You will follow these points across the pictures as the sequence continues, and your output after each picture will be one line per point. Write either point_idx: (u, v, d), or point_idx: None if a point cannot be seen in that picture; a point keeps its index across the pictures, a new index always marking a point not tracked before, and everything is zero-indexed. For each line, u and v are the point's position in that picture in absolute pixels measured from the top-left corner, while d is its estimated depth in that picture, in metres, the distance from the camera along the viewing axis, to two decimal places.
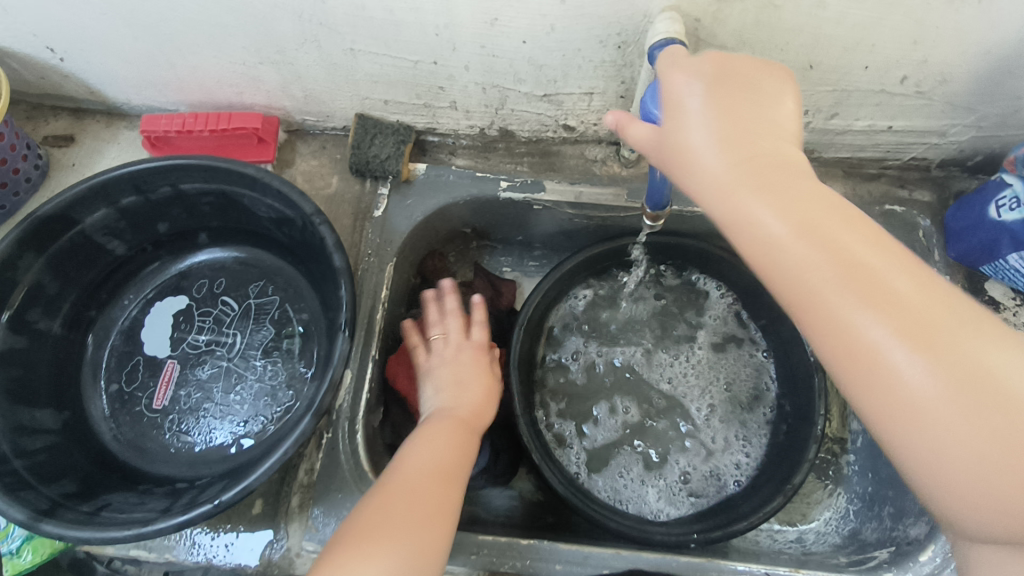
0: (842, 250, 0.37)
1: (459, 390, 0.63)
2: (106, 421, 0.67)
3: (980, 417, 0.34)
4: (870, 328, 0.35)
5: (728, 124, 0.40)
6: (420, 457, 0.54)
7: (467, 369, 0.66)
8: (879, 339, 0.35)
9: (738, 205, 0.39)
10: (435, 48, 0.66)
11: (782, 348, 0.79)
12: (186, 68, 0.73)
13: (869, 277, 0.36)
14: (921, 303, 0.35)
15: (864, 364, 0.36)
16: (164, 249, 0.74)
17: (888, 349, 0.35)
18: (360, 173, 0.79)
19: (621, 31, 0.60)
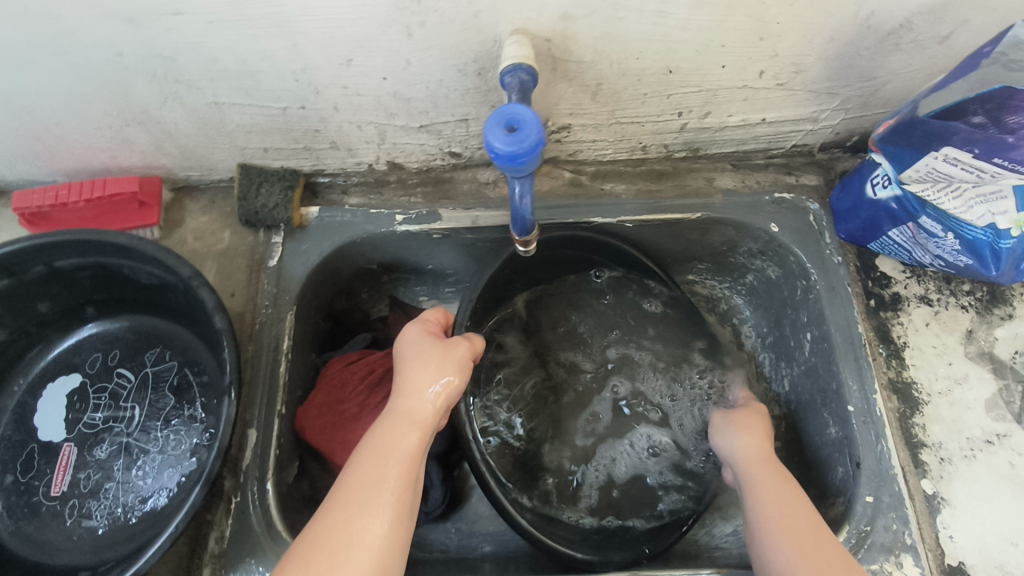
0: (775, 500, 0.59)
1: (412, 378, 0.59)
2: (1, 516, 0.64)
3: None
4: (762, 510, 0.58)
5: (749, 450, 0.66)
6: (380, 461, 0.54)
7: (429, 351, 0.61)
8: (764, 514, 0.58)
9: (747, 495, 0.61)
10: (298, 93, 0.65)
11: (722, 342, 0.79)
12: (50, 139, 0.70)
13: (789, 503, 0.57)
14: (793, 509, 0.57)
15: (769, 520, 0.57)
16: (50, 328, 0.71)
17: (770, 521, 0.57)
18: (250, 225, 0.77)
19: (477, 59, 0.60)
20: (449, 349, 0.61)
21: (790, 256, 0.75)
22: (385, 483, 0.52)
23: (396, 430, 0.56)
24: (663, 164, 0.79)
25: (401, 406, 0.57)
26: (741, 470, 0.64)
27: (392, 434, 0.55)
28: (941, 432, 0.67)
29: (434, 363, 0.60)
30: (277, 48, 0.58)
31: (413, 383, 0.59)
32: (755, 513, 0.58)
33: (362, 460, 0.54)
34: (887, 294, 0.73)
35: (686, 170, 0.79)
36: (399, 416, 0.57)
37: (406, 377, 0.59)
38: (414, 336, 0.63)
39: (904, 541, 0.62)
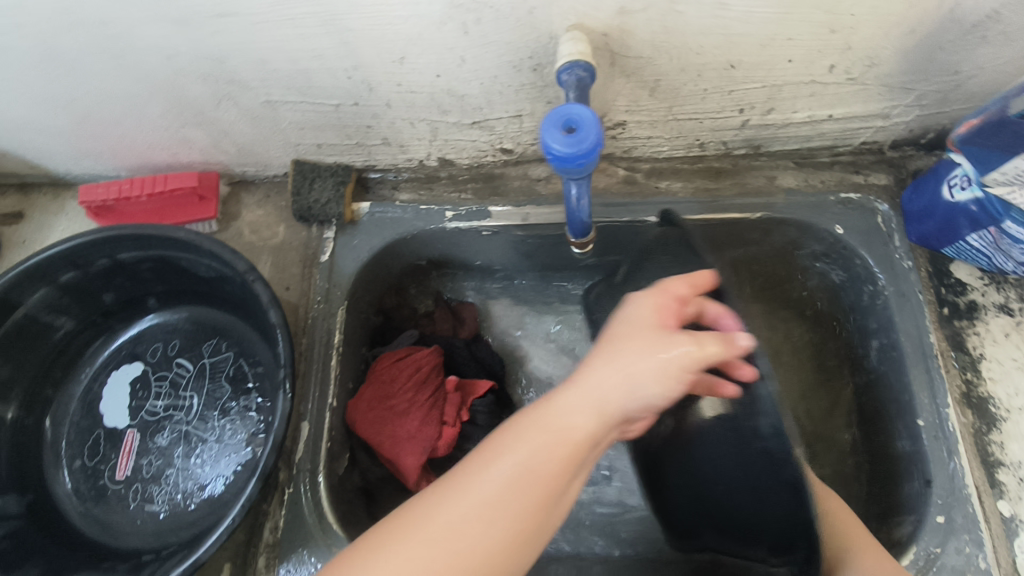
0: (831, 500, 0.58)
1: (602, 366, 0.43)
2: (70, 498, 0.67)
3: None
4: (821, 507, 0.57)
5: None
6: (517, 459, 0.41)
7: (645, 335, 0.44)
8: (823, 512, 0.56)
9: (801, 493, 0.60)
10: (351, 91, 0.65)
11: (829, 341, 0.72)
12: (114, 136, 0.72)
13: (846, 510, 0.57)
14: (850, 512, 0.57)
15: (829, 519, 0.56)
16: (114, 318, 0.74)
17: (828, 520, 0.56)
18: (304, 220, 0.78)
19: (533, 55, 0.59)
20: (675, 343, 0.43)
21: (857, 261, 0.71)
22: (505, 499, 0.39)
23: (547, 435, 0.41)
24: (722, 162, 0.76)
25: (567, 399, 0.42)
26: None
27: (537, 437, 0.41)
28: (1021, 451, 0.63)
29: (640, 357, 0.43)
30: (329, 48, 0.58)
31: (606, 373, 0.43)
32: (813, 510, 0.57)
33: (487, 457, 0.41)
34: (961, 303, 0.69)
35: (746, 168, 0.76)
36: (558, 411, 0.42)
37: (594, 366, 0.44)
38: (639, 309, 0.46)
39: (977, 565, 0.58)
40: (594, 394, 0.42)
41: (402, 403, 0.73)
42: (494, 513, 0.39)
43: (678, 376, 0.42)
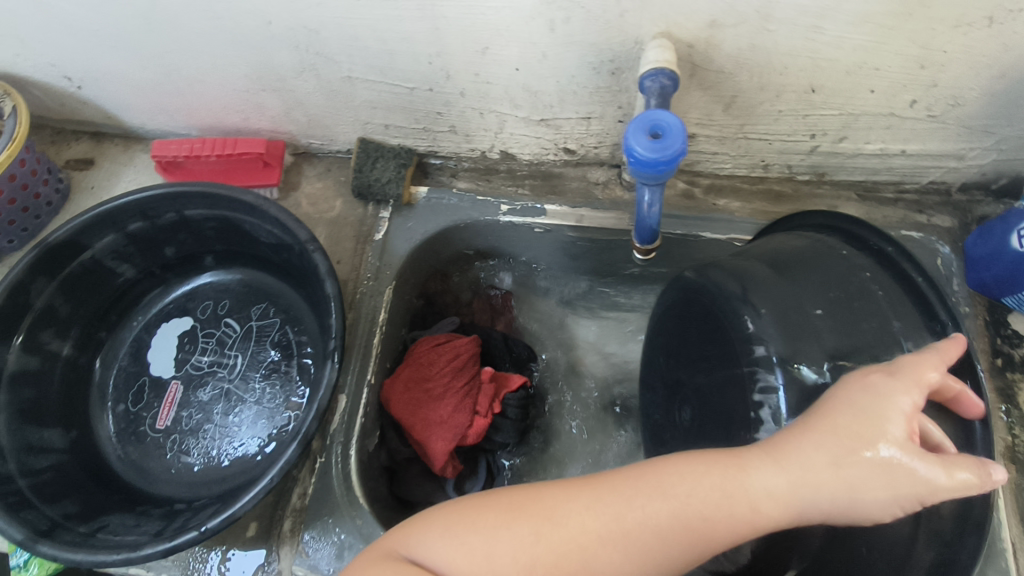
0: None
1: (866, 453, 0.38)
2: (111, 440, 0.69)
3: None
4: None
5: None
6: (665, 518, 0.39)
7: (899, 444, 0.38)
8: None
9: None
10: (429, 75, 0.66)
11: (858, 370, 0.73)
12: (193, 96, 0.74)
13: None
14: None
15: None
16: (171, 272, 0.76)
17: None
18: (362, 197, 0.79)
19: (613, 59, 0.59)
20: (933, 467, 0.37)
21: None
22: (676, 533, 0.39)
23: (740, 504, 0.39)
24: (783, 186, 0.76)
25: (759, 480, 0.39)
26: None
27: (735, 499, 0.39)
28: None
29: (872, 466, 0.38)
30: (418, 30, 0.59)
31: (845, 460, 0.38)
32: None
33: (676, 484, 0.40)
34: (1016, 355, 0.68)
35: (808, 194, 0.75)
36: (752, 489, 0.39)
37: (857, 438, 0.38)
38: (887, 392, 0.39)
39: None
40: (829, 485, 0.38)
41: (438, 387, 0.74)
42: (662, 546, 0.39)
43: (909, 500, 0.37)
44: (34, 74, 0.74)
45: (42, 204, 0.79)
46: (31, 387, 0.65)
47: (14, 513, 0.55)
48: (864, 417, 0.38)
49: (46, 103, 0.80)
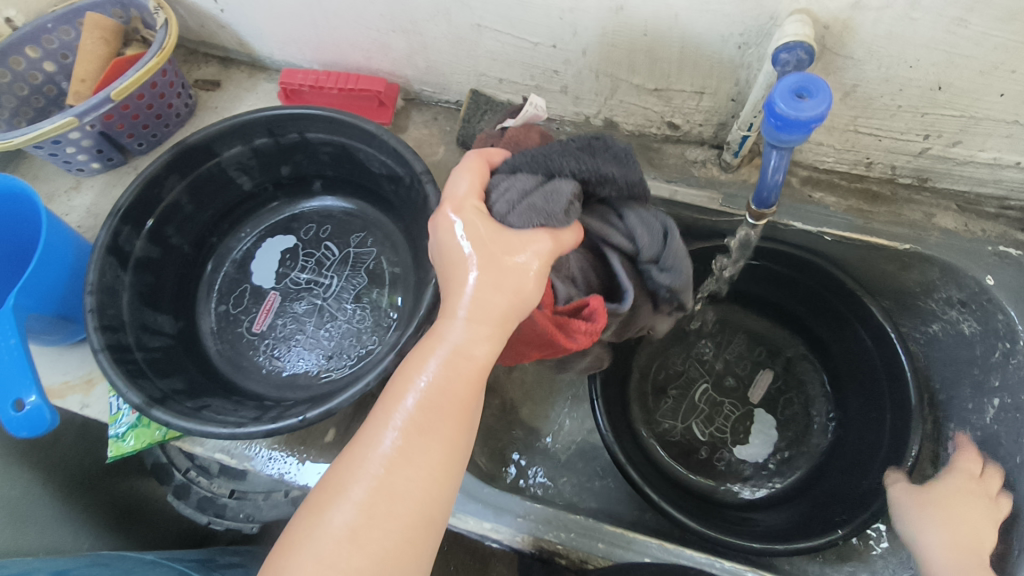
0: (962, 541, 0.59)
1: (470, 388, 0.45)
2: (211, 335, 0.75)
3: None
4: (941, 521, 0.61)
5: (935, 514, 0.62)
6: (402, 442, 0.43)
7: (444, 249, 0.47)
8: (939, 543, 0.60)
9: (935, 520, 0.61)
10: (557, 31, 0.68)
11: (847, 373, 0.80)
12: (327, 29, 0.79)
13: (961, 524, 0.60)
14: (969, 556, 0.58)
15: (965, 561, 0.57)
16: (282, 191, 0.81)
17: (951, 528, 0.60)
18: (465, 146, 0.83)
19: (745, 32, 0.61)
20: (529, 234, 0.46)
21: (997, 318, 0.70)
22: (378, 503, 0.41)
23: (450, 363, 0.45)
24: (882, 187, 0.76)
25: (434, 338, 0.45)
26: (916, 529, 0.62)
27: (407, 457, 0.43)
28: None
29: (454, 242, 0.46)
30: None
31: (445, 266, 0.47)
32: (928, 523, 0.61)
33: (369, 448, 0.43)
34: None
35: (905, 199, 0.75)
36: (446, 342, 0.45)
37: (461, 395, 0.45)
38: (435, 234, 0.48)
39: None
40: (426, 393, 0.44)
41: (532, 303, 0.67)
42: (383, 537, 0.41)
43: (558, 258, 0.47)
44: None
45: (172, 115, 0.85)
46: (150, 274, 0.70)
47: (133, 381, 0.60)
48: (454, 243, 0.46)
49: (188, 22, 0.86)
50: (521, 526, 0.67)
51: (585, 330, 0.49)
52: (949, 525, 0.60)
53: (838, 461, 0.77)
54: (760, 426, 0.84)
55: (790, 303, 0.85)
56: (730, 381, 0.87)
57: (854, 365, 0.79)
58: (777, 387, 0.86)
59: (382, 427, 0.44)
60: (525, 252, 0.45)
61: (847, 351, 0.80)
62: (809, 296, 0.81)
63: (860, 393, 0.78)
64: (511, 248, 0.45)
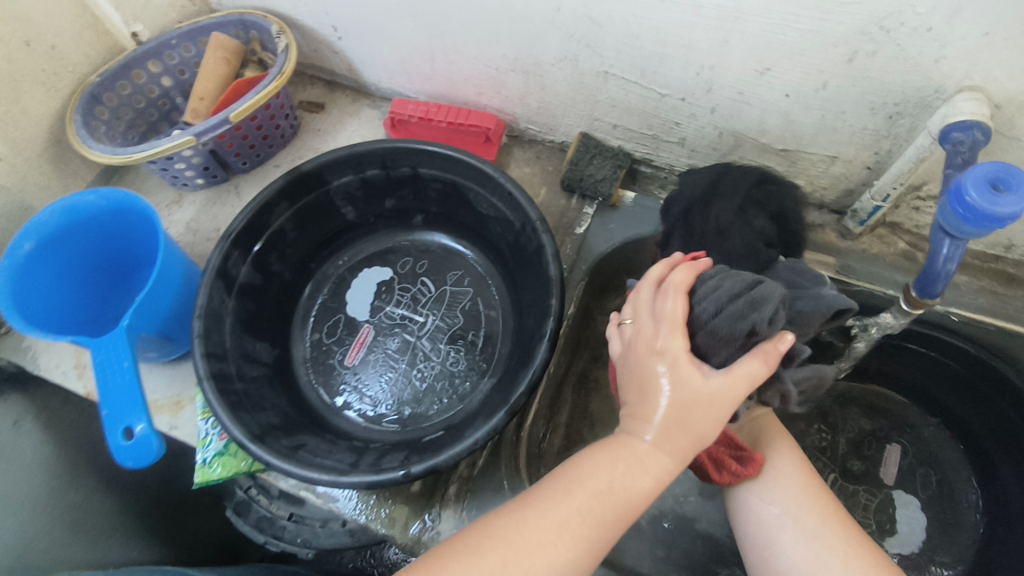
0: (807, 471, 0.56)
1: (636, 501, 0.46)
2: (303, 365, 0.74)
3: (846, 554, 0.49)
4: (777, 447, 0.57)
5: (784, 440, 0.58)
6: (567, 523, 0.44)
7: (639, 371, 0.48)
8: (780, 467, 0.56)
9: (781, 444, 0.58)
10: (689, 86, 0.65)
11: (1002, 459, 0.71)
12: (443, 63, 0.78)
13: (824, 494, 0.54)
14: (825, 502, 0.53)
15: (803, 485, 0.54)
16: (382, 222, 0.80)
17: (781, 452, 0.57)
18: (569, 189, 0.81)
19: (901, 103, 0.57)
20: (719, 381, 0.45)
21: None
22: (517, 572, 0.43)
23: (633, 472, 0.46)
24: (1020, 269, 0.71)
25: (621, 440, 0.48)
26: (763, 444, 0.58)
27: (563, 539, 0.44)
28: None
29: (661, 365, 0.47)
30: (706, 39, 0.58)
31: (634, 384, 0.48)
32: (768, 442, 0.58)
33: (530, 521, 0.45)
34: None
35: None
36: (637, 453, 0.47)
37: (630, 506, 0.46)
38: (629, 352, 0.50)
39: None
40: (599, 491, 0.46)
41: None
42: None
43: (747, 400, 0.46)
44: (304, 19, 0.80)
45: (278, 136, 0.85)
46: (252, 299, 0.70)
47: (234, 414, 0.59)
48: (656, 368, 0.47)
49: (302, 46, 0.86)
50: None
51: (733, 469, 0.55)
52: (793, 447, 0.58)
53: (1001, 557, 0.68)
54: (903, 511, 0.75)
55: (910, 373, 0.77)
56: (856, 466, 0.78)
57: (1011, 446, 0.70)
58: (910, 464, 0.77)
59: (550, 504, 0.45)
60: (721, 398, 0.45)
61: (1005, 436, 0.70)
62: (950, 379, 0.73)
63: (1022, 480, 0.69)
64: (700, 388, 0.45)
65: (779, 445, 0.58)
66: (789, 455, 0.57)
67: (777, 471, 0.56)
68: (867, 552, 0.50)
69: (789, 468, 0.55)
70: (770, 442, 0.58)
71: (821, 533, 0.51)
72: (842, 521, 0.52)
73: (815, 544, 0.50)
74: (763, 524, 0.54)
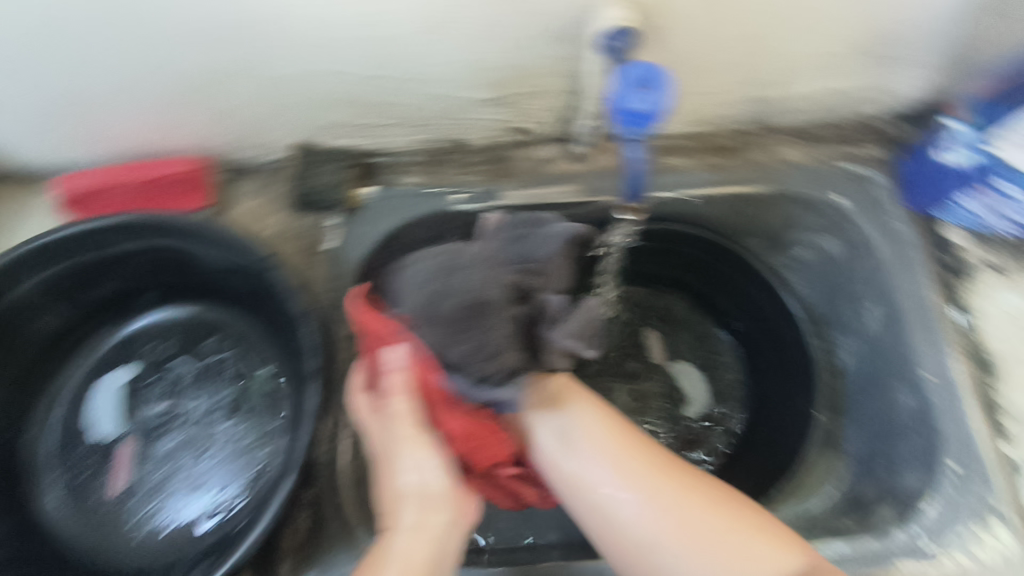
0: (624, 435, 0.56)
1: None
2: (64, 519, 0.62)
3: (688, 503, 0.51)
4: (591, 424, 0.56)
5: (589, 408, 0.57)
6: None
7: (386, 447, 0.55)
8: (602, 447, 0.54)
9: (591, 420, 0.56)
10: (372, 62, 0.62)
11: (728, 296, 0.83)
12: (106, 117, 0.68)
13: (646, 451, 0.55)
14: (651, 461, 0.54)
15: (627, 455, 0.54)
16: (103, 317, 0.69)
17: (596, 427, 0.55)
18: (305, 208, 0.72)
19: (564, 24, 0.58)
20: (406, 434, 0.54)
21: (872, 257, 0.72)
22: None
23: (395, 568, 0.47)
24: (729, 139, 0.76)
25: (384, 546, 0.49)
26: (569, 423, 0.56)
27: None
28: (1016, 397, 0.65)
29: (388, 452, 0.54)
30: None
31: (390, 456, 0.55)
32: (575, 421, 0.56)
33: None
34: (950, 261, 0.72)
35: (750, 142, 0.76)
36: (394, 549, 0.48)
37: None
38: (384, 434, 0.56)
39: (991, 505, 0.60)
40: None
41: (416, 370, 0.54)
42: None
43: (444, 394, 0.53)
44: None
45: None
46: None
47: None
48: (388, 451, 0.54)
49: None
50: None
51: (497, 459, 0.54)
52: (598, 414, 0.57)
53: (765, 373, 0.81)
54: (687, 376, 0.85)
55: (639, 264, 0.83)
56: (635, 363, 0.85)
57: (756, 314, 0.81)
58: (666, 337, 0.86)
59: None
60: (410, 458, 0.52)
61: (721, 280, 0.82)
62: (668, 254, 0.81)
63: (742, 306, 0.82)
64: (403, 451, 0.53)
65: (593, 420, 0.56)
66: (600, 426, 0.55)
67: (601, 450, 0.54)
68: (701, 491, 0.53)
69: (607, 441, 0.55)
70: (580, 422, 0.56)
71: (663, 498, 0.51)
72: (670, 472, 0.54)
73: (657, 508, 0.51)
74: (609, 512, 0.52)
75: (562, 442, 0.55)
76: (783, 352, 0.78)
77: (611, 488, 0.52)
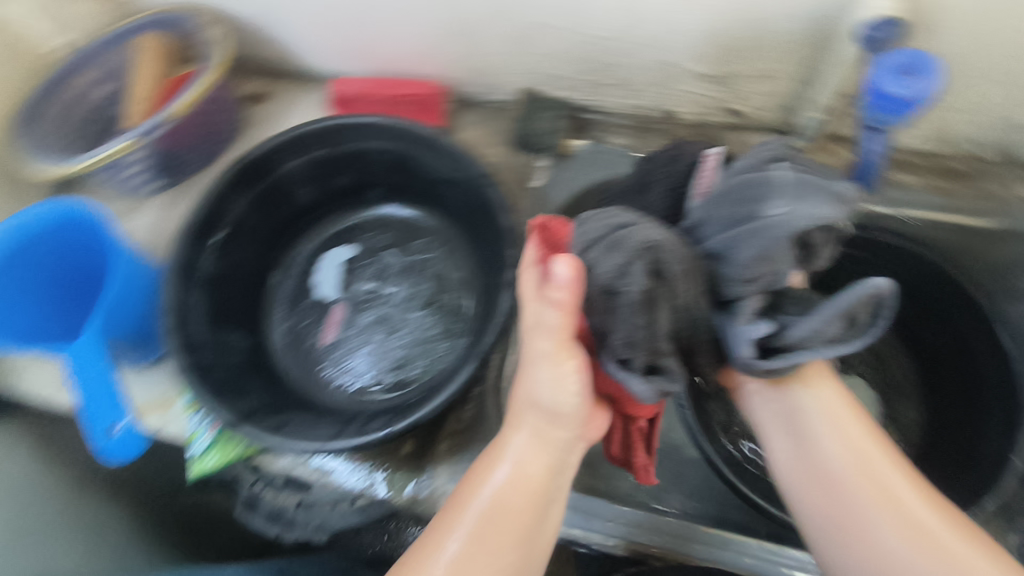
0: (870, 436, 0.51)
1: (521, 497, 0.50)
2: (282, 350, 0.75)
3: (940, 529, 0.46)
4: (834, 417, 0.51)
5: (832, 397, 0.52)
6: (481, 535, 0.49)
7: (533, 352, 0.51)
8: (840, 443, 0.50)
9: (834, 411, 0.51)
10: (616, 21, 0.66)
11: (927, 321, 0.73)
12: (373, 35, 0.78)
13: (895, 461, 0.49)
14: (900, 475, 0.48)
15: (871, 461, 0.49)
16: (340, 200, 0.82)
17: (840, 420, 0.51)
18: (523, 146, 0.80)
19: (820, 8, 0.58)
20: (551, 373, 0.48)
21: None
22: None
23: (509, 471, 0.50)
24: (962, 163, 0.72)
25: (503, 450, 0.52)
26: (807, 408, 0.51)
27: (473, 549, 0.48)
28: None
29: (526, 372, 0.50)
30: None
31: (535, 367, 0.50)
32: (814, 407, 0.51)
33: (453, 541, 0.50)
34: None
35: (987, 172, 0.71)
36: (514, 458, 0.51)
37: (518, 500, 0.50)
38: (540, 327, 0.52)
39: None
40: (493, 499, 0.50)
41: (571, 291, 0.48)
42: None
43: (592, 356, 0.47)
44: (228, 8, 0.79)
45: (223, 131, 0.84)
46: (220, 291, 0.71)
47: (216, 401, 0.60)
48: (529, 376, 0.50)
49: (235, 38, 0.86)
50: (612, 530, 0.65)
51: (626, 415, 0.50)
52: (840, 404, 0.52)
53: (951, 413, 0.70)
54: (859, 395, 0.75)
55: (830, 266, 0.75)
56: None
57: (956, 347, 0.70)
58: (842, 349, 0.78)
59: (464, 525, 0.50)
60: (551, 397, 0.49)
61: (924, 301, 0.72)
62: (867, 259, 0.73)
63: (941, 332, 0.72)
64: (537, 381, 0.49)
65: (836, 412, 0.51)
66: (842, 419, 0.51)
67: (839, 445, 0.50)
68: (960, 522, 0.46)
69: (847, 438, 0.50)
70: (818, 408, 0.51)
71: (910, 518, 0.46)
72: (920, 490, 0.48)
73: (904, 524, 0.46)
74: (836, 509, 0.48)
75: (771, 424, 0.53)
76: (984, 395, 0.66)
77: (851, 494, 0.48)
